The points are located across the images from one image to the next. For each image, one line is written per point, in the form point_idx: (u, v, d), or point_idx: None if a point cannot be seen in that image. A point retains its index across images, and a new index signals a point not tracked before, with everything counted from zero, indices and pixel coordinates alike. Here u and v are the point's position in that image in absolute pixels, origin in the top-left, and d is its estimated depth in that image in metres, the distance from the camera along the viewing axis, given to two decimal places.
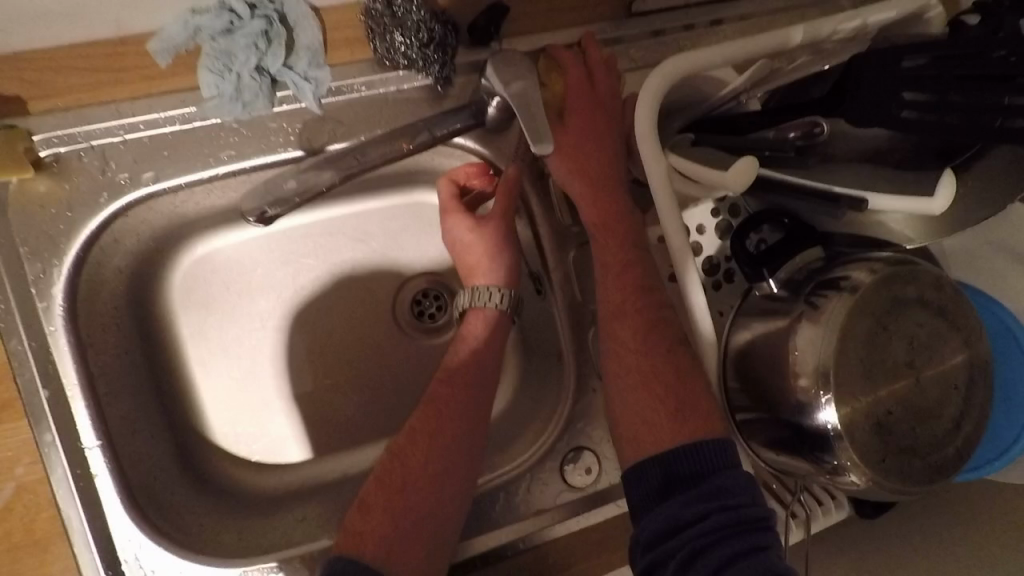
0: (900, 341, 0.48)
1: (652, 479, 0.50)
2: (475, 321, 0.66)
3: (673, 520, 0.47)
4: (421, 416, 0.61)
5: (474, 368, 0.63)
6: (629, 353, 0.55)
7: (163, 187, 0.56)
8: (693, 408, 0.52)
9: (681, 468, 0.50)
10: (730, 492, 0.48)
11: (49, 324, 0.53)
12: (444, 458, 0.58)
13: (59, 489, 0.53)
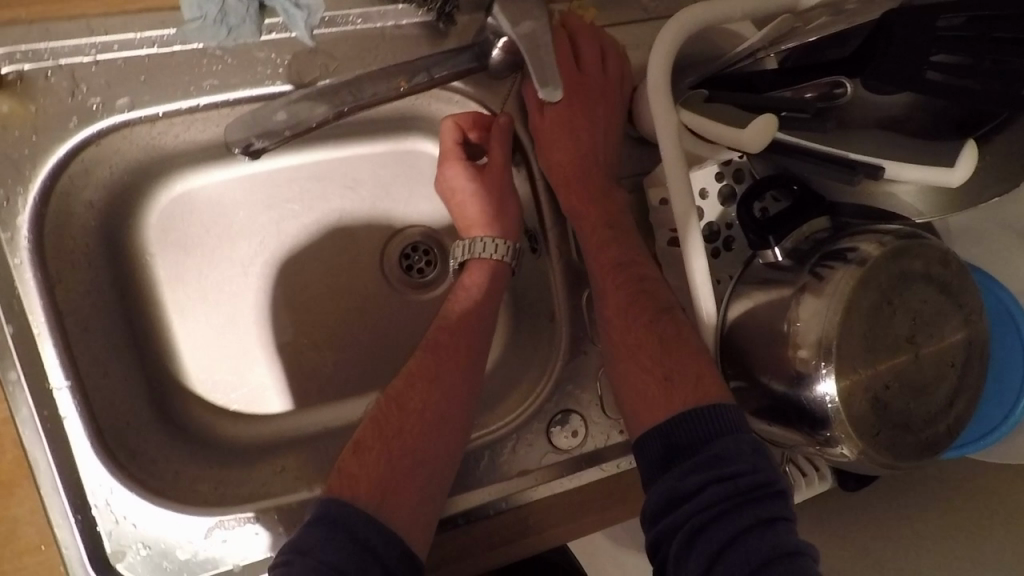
0: (903, 316, 0.47)
1: (653, 451, 0.50)
2: (473, 274, 0.64)
3: (671, 492, 0.47)
4: (418, 360, 0.59)
5: (473, 320, 0.62)
6: (617, 328, 0.56)
7: (139, 116, 0.52)
8: (683, 374, 0.52)
9: (680, 437, 0.49)
10: (727, 460, 0.47)
11: (14, 256, 0.50)
12: (444, 410, 0.57)
13: (24, 430, 0.50)
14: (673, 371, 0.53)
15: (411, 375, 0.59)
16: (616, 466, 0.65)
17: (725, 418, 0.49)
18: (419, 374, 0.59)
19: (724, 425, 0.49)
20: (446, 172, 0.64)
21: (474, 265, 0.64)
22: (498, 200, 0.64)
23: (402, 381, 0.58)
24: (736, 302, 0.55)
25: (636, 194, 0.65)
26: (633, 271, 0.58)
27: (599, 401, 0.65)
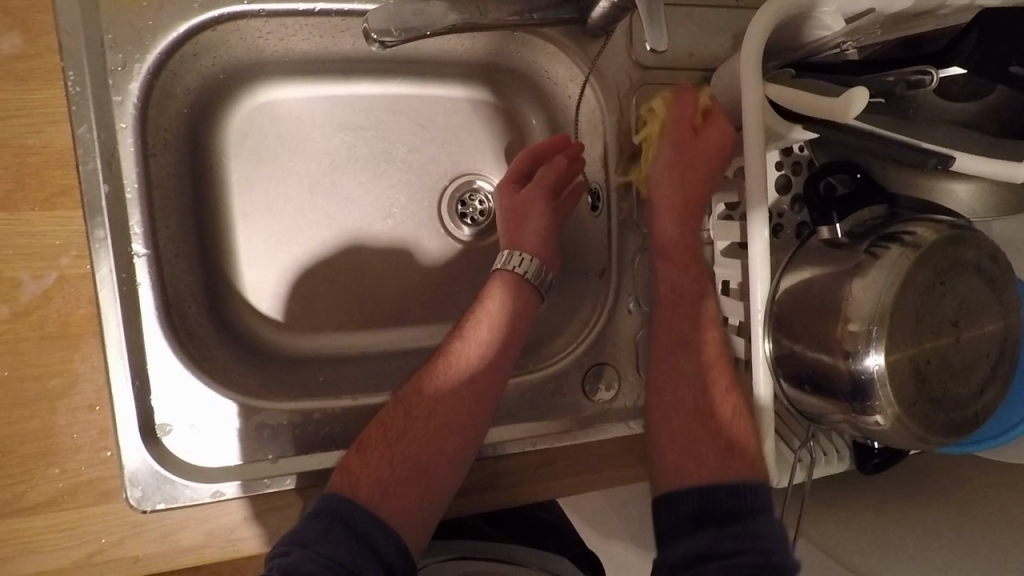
0: (950, 300, 0.50)
1: (686, 508, 0.55)
2: (494, 294, 0.64)
3: (704, 548, 0.51)
4: (429, 371, 0.61)
5: (489, 345, 0.62)
6: (684, 388, 0.62)
7: (259, 10, 0.55)
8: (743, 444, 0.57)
9: (717, 506, 0.54)
10: (762, 536, 0.51)
11: (121, 120, 0.52)
12: (451, 419, 0.59)
13: (102, 288, 0.51)
14: (735, 441, 0.58)
15: (421, 386, 0.60)
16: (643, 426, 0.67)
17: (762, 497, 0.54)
18: (424, 387, 0.60)
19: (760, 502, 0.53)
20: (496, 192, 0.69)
21: (501, 275, 0.65)
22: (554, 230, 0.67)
23: (412, 388, 0.60)
24: (786, 281, 0.57)
25: None
26: (700, 344, 0.63)
27: (635, 361, 0.68)
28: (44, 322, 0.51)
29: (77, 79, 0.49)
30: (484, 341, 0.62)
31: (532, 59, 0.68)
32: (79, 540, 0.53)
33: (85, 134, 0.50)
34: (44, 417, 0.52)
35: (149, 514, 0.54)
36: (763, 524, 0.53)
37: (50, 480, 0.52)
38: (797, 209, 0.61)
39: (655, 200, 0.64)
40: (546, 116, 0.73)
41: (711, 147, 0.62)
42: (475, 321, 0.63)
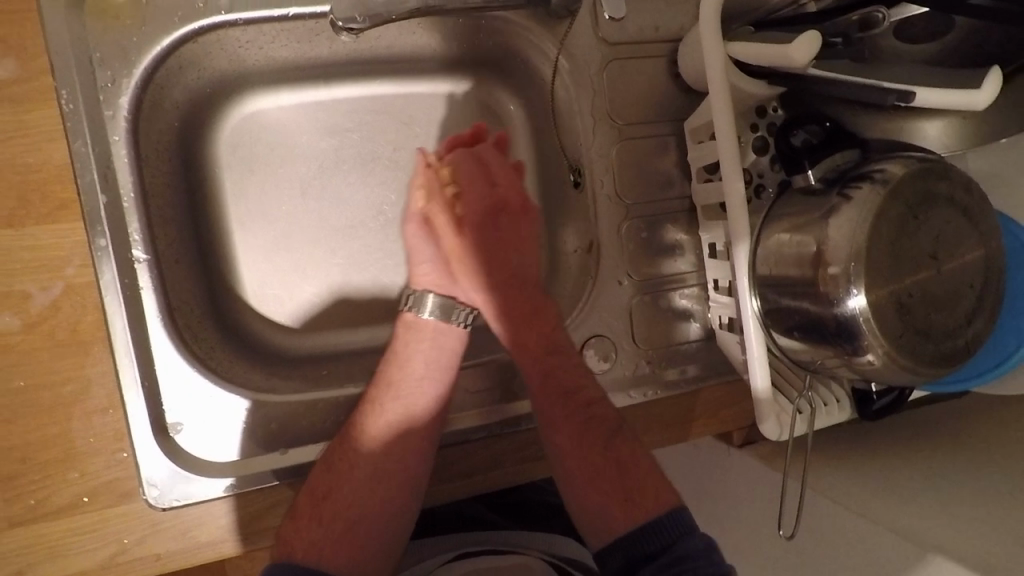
0: (926, 232, 0.50)
1: (616, 560, 0.59)
2: (410, 327, 0.65)
3: None
4: (347, 429, 0.60)
5: (408, 383, 0.62)
6: (573, 455, 0.62)
7: (237, 19, 0.58)
8: (641, 491, 0.61)
9: (646, 547, 0.57)
10: (686, 556, 0.55)
11: (114, 133, 0.54)
12: (383, 461, 0.61)
13: (107, 293, 0.54)
14: (631, 490, 0.61)
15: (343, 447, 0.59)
16: (642, 394, 0.69)
17: (683, 521, 0.58)
18: (344, 444, 0.59)
19: (679, 529, 0.58)
20: None
21: (405, 316, 0.66)
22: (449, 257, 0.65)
23: (333, 444, 0.59)
24: (767, 234, 0.57)
25: (677, 138, 0.70)
26: (574, 413, 0.62)
27: (631, 332, 0.70)
28: (55, 331, 0.53)
29: (70, 97, 0.52)
30: (400, 379, 0.62)
31: (504, 49, 0.71)
32: (101, 542, 0.55)
33: (81, 148, 0.52)
34: (60, 423, 0.54)
35: (166, 512, 0.56)
36: (689, 542, 0.57)
37: (70, 484, 0.54)
38: (775, 168, 0.62)
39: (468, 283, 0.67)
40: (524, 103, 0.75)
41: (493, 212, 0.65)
42: (396, 368, 0.63)
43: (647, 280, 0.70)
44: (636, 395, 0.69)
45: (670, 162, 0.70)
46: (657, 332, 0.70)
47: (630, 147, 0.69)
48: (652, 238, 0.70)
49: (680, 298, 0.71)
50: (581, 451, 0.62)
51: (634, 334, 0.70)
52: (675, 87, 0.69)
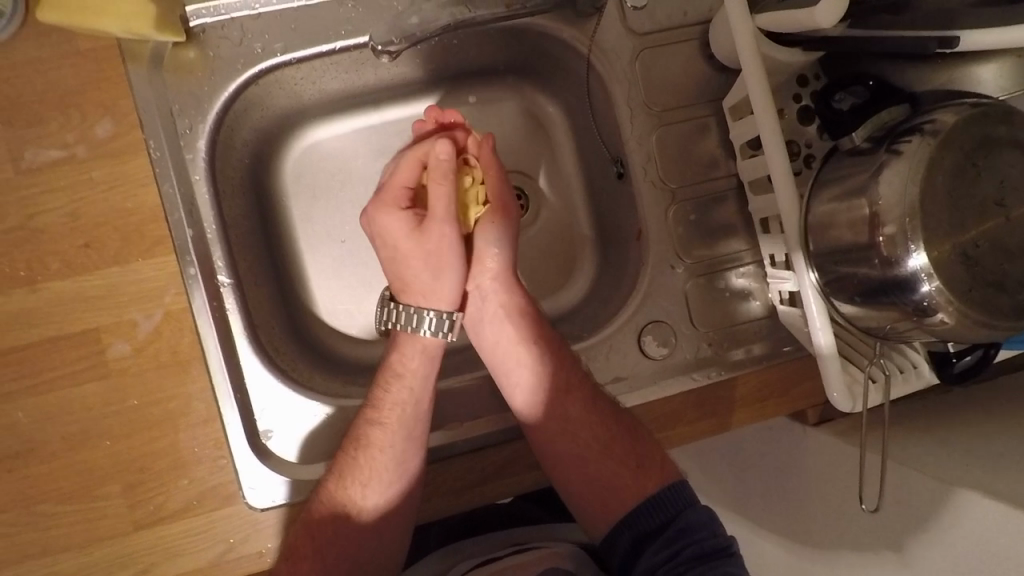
0: (989, 178, 0.48)
1: (624, 540, 0.62)
2: (405, 353, 0.63)
3: (650, 566, 0.59)
4: (343, 458, 0.60)
5: (400, 409, 0.61)
6: (585, 424, 0.65)
7: (290, 59, 0.63)
8: (650, 459, 0.64)
9: (646, 525, 0.62)
10: (689, 529, 0.59)
11: (195, 173, 0.61)
12: (388, 492, 0.61)
13: (199, 316, 0.60)
14: (642, 457, 0.64)
15: (337, 478, 0.60)
16: (706, 375, 0.69)
17: (685, 495, 0.62)
18: (338, 473, 0.60)
19: (683, 502, 0.62)
20: (380, 214, 0.63)
21: (404, 335, 0.64)
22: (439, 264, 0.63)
23: (329, 474, 0.60)
24: (817, 201, 0.56)
25: (716, 118, 0.70)
26: (575, 387, 0.66)
27: (687, 315, 0.70)
28: (159, 353, 0.60)
29: (157, 146, 0.59)
30: (393, 406, 0.61)
31: (538, 53, 0.73)
32: (211, 541, 0.61)
33: (170, 190, 0.60)
34: (171, 437, 0.60)
35: (265, 513, 0.61)
36: (692, 515, 0.61)
37: (182, 492, 0.61)
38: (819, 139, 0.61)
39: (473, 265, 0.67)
40: (560, 103, 0.78)
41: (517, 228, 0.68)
42: (390, 399, 0.61)
43: (700, 262, 0.70)
44: (700, 378, 0.69)
45: (711, 144, 0.70)
46: (713, 315, 0.70)
47: (669, 132, 0.70)
48: (701, 220, 0.70)
49: (736, 278, 0.71)
50: (594, 423, 0.65)
51: (691, 317, 0.70)
52: (711, 67, 0.69)
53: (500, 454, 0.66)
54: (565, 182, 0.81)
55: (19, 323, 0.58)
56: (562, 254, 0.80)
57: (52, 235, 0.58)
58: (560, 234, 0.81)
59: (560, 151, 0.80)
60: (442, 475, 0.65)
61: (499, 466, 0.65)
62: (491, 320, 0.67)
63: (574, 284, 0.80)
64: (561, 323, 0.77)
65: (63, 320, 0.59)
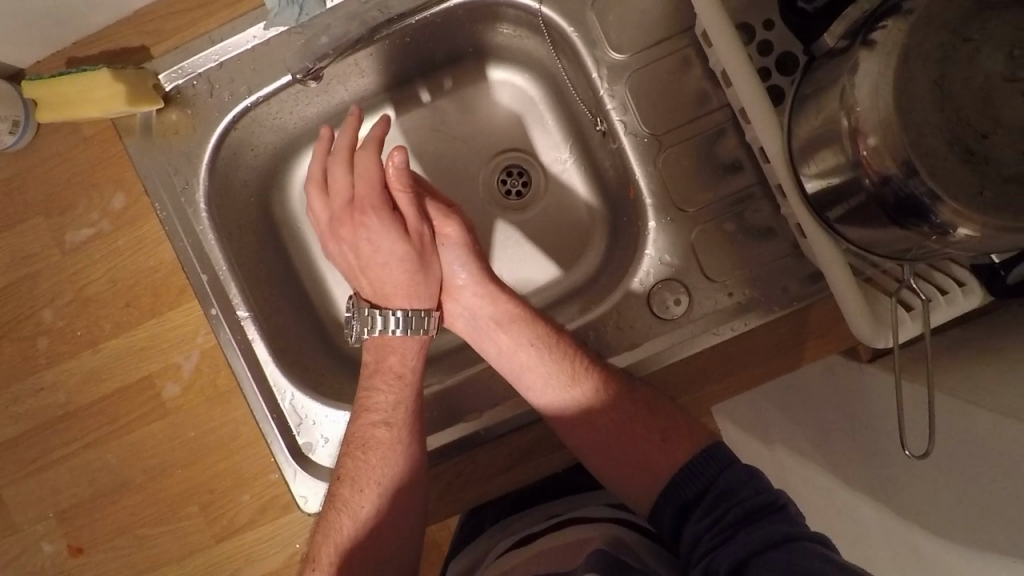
0: (993, 51, 0.39)
1: (666, 516, 0.55)
2: (404, 353, 0.64)
3: (693, 537, 0.51)
4: (348, 461, 0.61)
5: (402, 408, 0.63)
6: (602, 411, 0.61)
7: (257, 98, 0.67)
8: (676, 431, 0.59)
9: (685, 494, 0.55)
10: (730, 492, 0.52)
11: (199, 224, 0.67)
12: (393, 486, 0.60)
13: (227, 349, 0.66)
14: (667, 431, 0.59)
15: (351, 483, 0.60)
16: (729, 329, 0.64)
17: (723, 453, 0.56)
18: (351, 476, 0.60)
19: (719, 463, 0.55)
20: (370, 223, 0.62)
21: (374, 340, 0.64)
22: (424, 265, 0.64)
23: (337, 479, 0.61)
24: (799, 123, 0.50)
25: (696, 48, 0.64)
26: (576, 363, 0.62)
27: (700, 266, 0.65)
28: (204, 387, 0.67)
29: (162, 206, 0.66)
30: (396, 405, 0.62)
31: (495, 27, 0.71)
32: (281, 545, 0.68)
33: (179, 242, 0.66)
34: (227, 459, 0.68)
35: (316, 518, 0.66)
36: (731, 475, 0.53)
37: (245, 506, 0.68)
38: (783, 70, 0.58)
39: (453, 281, 0.66)
40: (536, 71, 0.75)
41: (468, 230, 0.66)
42: (374, 396, 0.63)
43: (707, 207, 0.65)
44: (721, 333, 0.64)
45: (696, 77, 0.64)
46: (729, 261, 0.65)
47: (642, 76, 0.65)
48: (701, 163, 0.65)
49: (751, 216, 0.65)
50: (611, 408, 0.61)
51: (705, 267, 0.65)
52: None
53: (526, 436, 0.68)
54: (560, 151, 0.78)
55: (91, 379, 0.68)
56: (572, 223, 0.77)
57: (102, 301, 0.68)
58: (566, 205, 0.78)
59: (550, 120, 0.78)
60: (473, 463, 0.70)
61: (526, 449, 0.69)
62: (480, 328, 0.65)
63: (589, 254, 0.76)
64: (578, 296, 0.75)
65: (124, 370, 0.68)
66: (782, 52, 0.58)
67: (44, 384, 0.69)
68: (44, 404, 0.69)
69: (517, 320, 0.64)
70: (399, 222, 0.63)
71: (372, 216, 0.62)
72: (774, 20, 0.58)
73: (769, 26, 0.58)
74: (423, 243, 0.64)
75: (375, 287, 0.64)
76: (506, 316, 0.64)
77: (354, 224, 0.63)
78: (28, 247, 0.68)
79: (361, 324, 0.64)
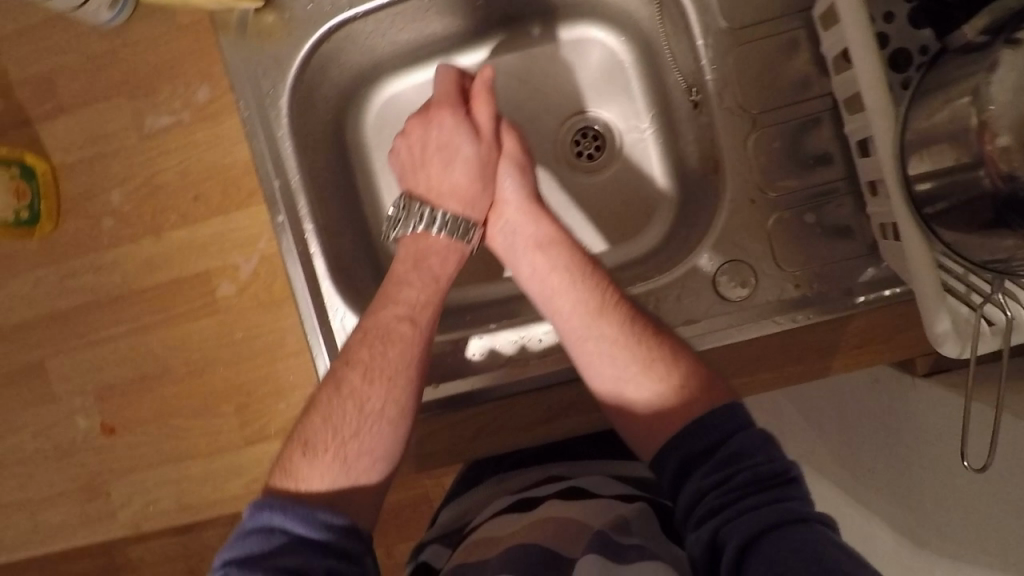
0: None
1: (669, 465, 0.50)
2: (445, 258, 0.62)
3: (696, 493, 0.47)
4: (356, 347, 0.56)
5: (427, 310, 0.59)
6: (623, 348, 0.55)
7: (357, 13, 0.66)
8: (697, 381, 0.53)
9: (692, 447, 0.49)
10: (742, 454, 0.47)
11: (278, 129, 0.66)
12: (400, 386, 0.55)
13: (287, 258, 0.66)
14: (687, 380, 0.53)
15: (363, 370, 0.55)
16: (790, 319, 0.64)
17: (739, 415, 0.49)
18: (364, 364, 0.55)
19: (735, 423, 0.49)
20: (446, 119, 0.64)
21: (409, 238, 0.62)
22: (485, 175, 0.63)
23: (341, 361, 0.56)
24: (918, 116, 0.48)
25: (809, 30, 0.62)
26: (606, 293, 0.58)
27: (771, 253, 0.64)
28: (259, 292, 0.68)
29: (246, 105, 0.65)
30: (423, 305, 0.59)
31: None
32: None
33: (257, 145, 0.65)
34: (269, 367, 0.69)
35: None
36: (745, 436, 0.48)
37: (281, 414, 0.69)
38: (896, 67, 0.56)
39: (500, 200, 0.64)
40: (632, 33, 0.74)
41: (525, 151, 0.66)
42: (395, 288, 0.59)
43: (788, 194, 0.64)
44: (781, 321, 0.64)
45: (803, 62, 0.62)
46: (801, 253, 0.64)
47: (749, 52, 0.63)
48: (789, 149, 0.64)
49: (832, 212, 0.63)
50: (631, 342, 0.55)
51: (777, 254, 0.64)
52: None
53: (567, 393, 0.67)
54: (641, 119, 0.77)
55: (149, 266, 0.69)
56: (640, 193, 0.76)
57: (170, 191, 0.68)
58: (637, 174, 0.77)
59: (636, 86, 0.76)
60: (508, 410, 0.68)
61: (566, 405, 0.67)
62: (517, 245, 0.63)
63: (651, 228, 0.76)
64: (635, 267, 0.74)
65: (182, 263, 0.69)
66: (897, 47, 0.56)
67: (102, 264, 0.69)
68: (99, 283, 0.70)
69: (551, 242, 0.61)
70: (471, 129, 0.64)
71: (452, 113, 0.64)
72: (894, 13, 0.56)
73: (890, 19, 0.56)
74: (489, 152, 0.64)
75: (433, 189, 0.63)
76: (543, 237, 0.62)
77: (428, 119, 0.64)
78: (107, 126, 0.68)
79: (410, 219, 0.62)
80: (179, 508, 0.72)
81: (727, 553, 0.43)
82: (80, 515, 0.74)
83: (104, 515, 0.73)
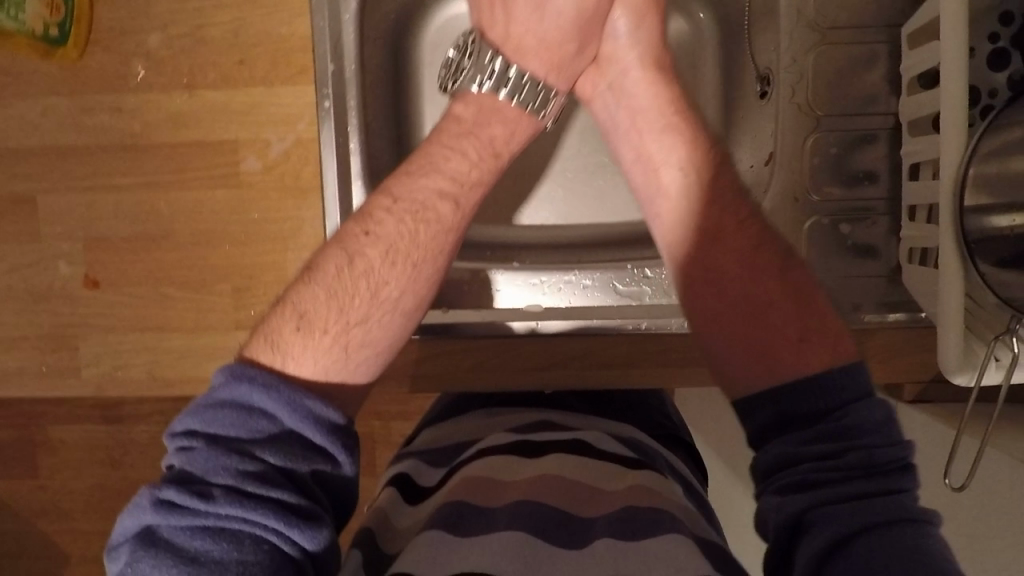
0: None
1: (762, 414, 0.46)
2: (518, 130, 0.60)
3: (789, 458, 0.43)
4: (376, 211, 0.53)
5: (473, 192, 0.57)
6: (735, 269, 0.52)
7: None
8: (819, 334, 0.47)
9: (798, 406, 0.44)
10: (859, 430, 0.42)
11: (345, 12, 0.63)
12: (419, 273, 0.53)
13: (324, 148, 0.64)
14: (807, 334, 0.47)
15: (384, 249, 0.52)
16: None
17: (862, 381, 0.44)
18: (388, 241, 0.52)
19: (856, 392, 0.44)
20: None
21: (468, 92, 0.60)
22: (584, 33, 0.61)
23: (358, 222, 0.53)
24: None
25: (889, 47, 0.63)
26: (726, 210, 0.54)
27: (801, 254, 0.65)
28: (285, 175, 0.65)
29: None
30: (470, 186, 0.57)
31: None
32: None
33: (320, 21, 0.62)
34: (278, 254, 0.66)
35: None
36: (864, 410, 0.43)
37: None
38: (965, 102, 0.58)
39: (619, 64, 0.62)
40: None
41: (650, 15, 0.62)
42: (442, 161, 0.57)
43: (828, 202, 0.65)
44: None
45: (876, 77, 0.63)
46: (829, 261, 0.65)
47: (829, 53, 0.64)
48: (841, 159, 0.65)
49: (866, 227, 0.65)
50: (746, 260, 0.52)
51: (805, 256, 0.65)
52: None
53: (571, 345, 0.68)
54: None
55: (174, 121, 0.65)
56: None
57: (215, 47, 0.64)
58: None
59: None
60: (509, 348, 0.68)
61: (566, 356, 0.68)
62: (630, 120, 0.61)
63: None
64: None
65: (211, 126, 0.65)
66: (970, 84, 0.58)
67: (125, 107, 0.65)
68: (116, 126, 0.65)
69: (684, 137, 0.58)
70: None
71: None
72: (976, 49, 0.58)
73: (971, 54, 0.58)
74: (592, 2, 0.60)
75: (512, 41, 0.61)
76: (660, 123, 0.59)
77: None
78: None
79: (475, 71, 0.60)
80: (149, 379, 0.69)
81: (815, 537, 0.39)
82: (40, 364, 0.70)
83: (65, 371, 0.70)
